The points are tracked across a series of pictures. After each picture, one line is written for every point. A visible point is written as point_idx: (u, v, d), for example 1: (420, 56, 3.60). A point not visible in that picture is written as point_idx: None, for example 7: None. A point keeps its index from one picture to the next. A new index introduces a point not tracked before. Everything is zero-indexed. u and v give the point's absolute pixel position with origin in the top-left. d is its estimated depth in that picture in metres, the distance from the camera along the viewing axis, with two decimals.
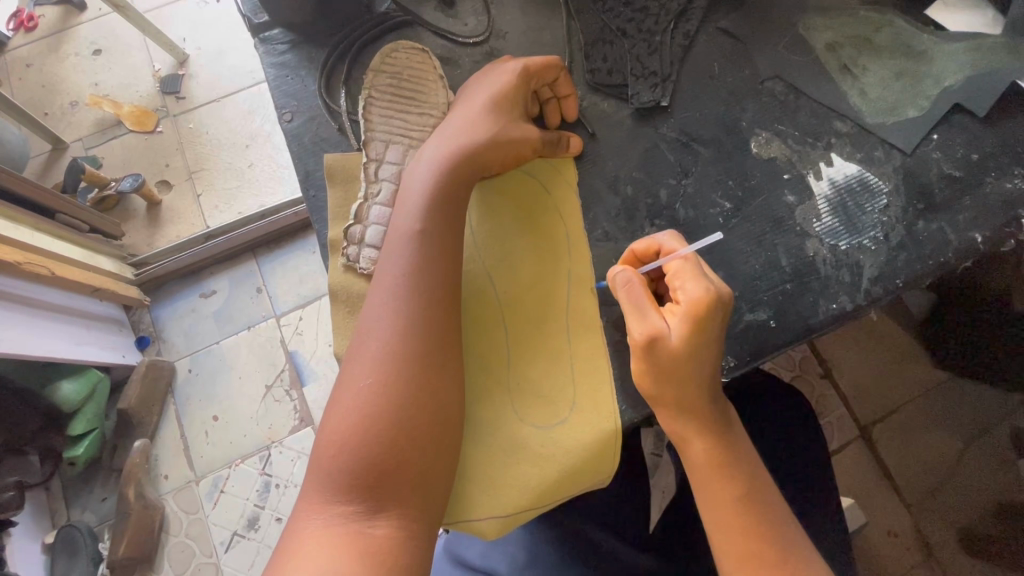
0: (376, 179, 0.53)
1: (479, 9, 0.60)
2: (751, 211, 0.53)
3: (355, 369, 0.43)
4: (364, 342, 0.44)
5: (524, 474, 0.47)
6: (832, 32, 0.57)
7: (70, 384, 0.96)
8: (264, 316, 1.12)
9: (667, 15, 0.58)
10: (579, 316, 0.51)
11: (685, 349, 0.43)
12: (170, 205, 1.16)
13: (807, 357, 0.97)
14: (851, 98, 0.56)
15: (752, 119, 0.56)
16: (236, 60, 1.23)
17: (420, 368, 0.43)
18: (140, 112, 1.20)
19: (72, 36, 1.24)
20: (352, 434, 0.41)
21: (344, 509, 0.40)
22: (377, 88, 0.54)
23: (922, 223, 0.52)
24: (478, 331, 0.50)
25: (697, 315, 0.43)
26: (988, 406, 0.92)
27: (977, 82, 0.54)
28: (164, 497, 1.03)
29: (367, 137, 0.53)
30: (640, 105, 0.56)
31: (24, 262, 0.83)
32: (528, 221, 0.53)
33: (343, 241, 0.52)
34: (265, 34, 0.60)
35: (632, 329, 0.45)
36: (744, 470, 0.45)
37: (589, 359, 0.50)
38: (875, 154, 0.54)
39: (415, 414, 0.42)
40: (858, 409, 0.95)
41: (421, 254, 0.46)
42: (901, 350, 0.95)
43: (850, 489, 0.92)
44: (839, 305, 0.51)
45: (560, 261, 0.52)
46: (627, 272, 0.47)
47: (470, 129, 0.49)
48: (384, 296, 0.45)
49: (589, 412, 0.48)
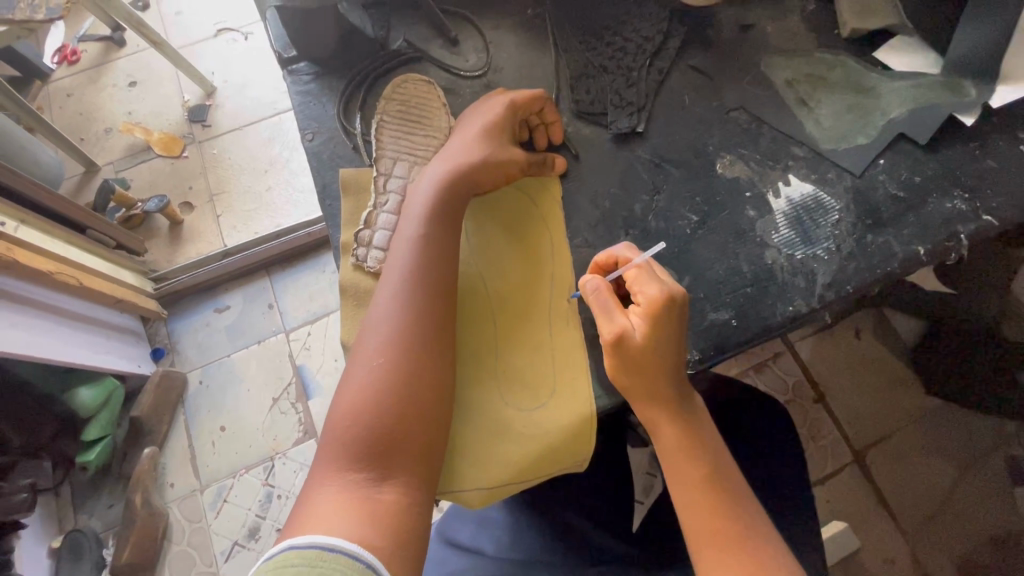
0: (384, 191, 0.60)
1: (480, 47, 0.69)
2: (716, 223, 0.60)
3: (364, 352, 0.49)
4: (373, 329, 0.50)
5: (511, 453, 0.52)
6: (791, 70, 0.65)
7: (88, 391, 1.11)
8: (274, 330, 1.28)
9: (644, 54, 0.66)
10: (560, 313, 0.57)
11: (652, 343, 0.48)
12: (191, 224, 1.35)
13: (802, 383, 1.18)
14: (806, 126, 0.63)
15: (718, 144, 0.63)
16: (258, 93, 1.44)
17: (420, 351, 0.49)
18: (168, 138, 1.40)
19: (111, 68, 1.48)
20: (362, 410, 0.47)
21: (355, 476, 0.46)
22: (389, 113, 0.62)
23: (871, 236, 0.58)
24: (471, 323, 0.56)
25: (654, 314, 0.48)
26: (984, 435, 1.10)
27: (920, 114, 0.61)
28: (168, 505, 1.16)
29: (377, 155, 0.61)
30: (618, 131, 0.63)
31: (56, 272, 1.01)
32: (516, 230, 0.60)
33: (353, 244, 0.59)
34: (293, 66, 0.68)
35: (602, 330, 0.50)
36: (709, 452, 0.50)
37: (569, 349, 0.55)
38: (828, 175, 0.61)
39: (416, 391, 0.48)
40: (851, 434, 1.14)
41: (425, 254, 0.52)
42: (897, 379, 1.15)
43: (847, 510, 1.10)
44: (795, 308, 0.56)
45: (544, 265, 0.59)
46: (597, 279, 0.52)
47: (465, 151, 0.56)
48: (390, 289, 0.51)
49: (568, 398, 0.54)
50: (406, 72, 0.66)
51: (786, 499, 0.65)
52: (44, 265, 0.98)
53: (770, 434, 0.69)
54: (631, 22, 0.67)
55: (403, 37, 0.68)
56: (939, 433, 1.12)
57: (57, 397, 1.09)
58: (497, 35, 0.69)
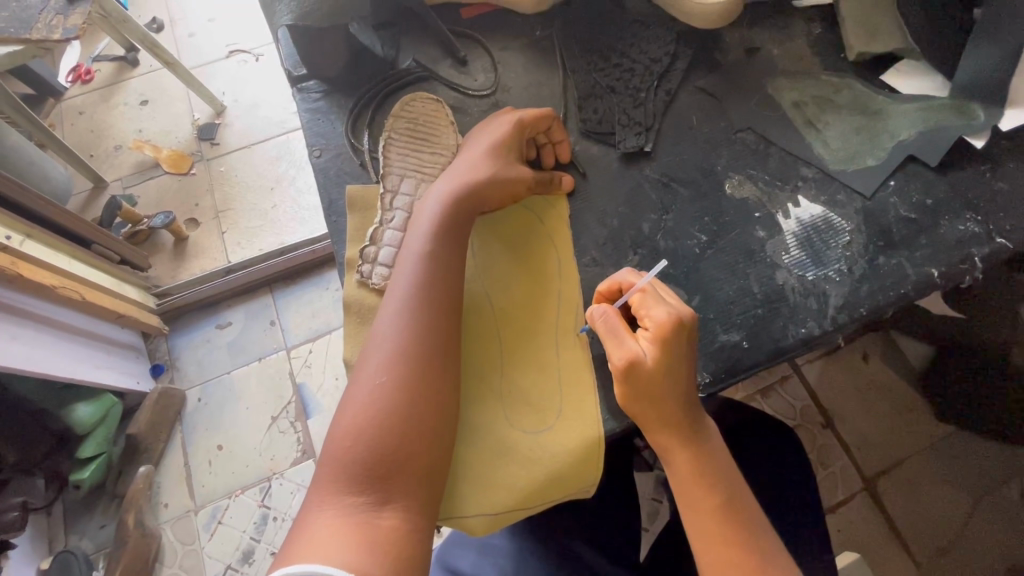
0: (391, 208, 0.60)
1: (488, 67, 0.69)
2: (725, 243, 0.59)
3: (366, 370, 0.48)
4: (376, 346, 0.49)
5: (515, 477, 0.50)
6: (798, 93, 0.65)
7: (86, 407, 1.11)
8: (275, 348, 1.27)
9: (651, 76, 0.66)
10: (567, 332, 0.56)
11: (662, 368, 0.47)
12: (196, 240, 1.35)
13: (810, 408, 1.16)
14: (815, 147, 0.62)
15: (726, 164, 0.62)
16: (267, 112, 1.46)
17: (424, 369, 0.48)
18: (177, 156, 1.41)
19: (124, 87, 1.51)
20: (363, 430, 0.46)
21: (354, 500, 0.44)
22: (398, 130, 0.62)
23: (882, 258, 0.57)
24: (475, 341, 0.55)
25: (664, 337, 0.46)
26: (999, 466, 1.08)
27: (929, 136, 0.61)
28: (161, 526, 1.13)
29: (384, 171, 0.61)
30: (625, 150, 0.63)
31: (61, 287, 1.01)
32: (521, 249, 0.59)
33: (358, 260, 0.59)
34: (302, 84, 0.69)
35: (612, 356, 0.49)
36: (723, 479, 0.48)
37: (575, 369, 0.54)
38: (838, 197, 0.60)
39: (419, 411, 0.47)
40: (862, 462, 1.12)
41: (430, 270, 0.52)
42: (907, 405, 1.14)
43: (860, 541, 1.07)
44: (808, 330, 0.55)
45: (550, 283, 0.58)
46: (603, 306, 0.51)
47: (472, 168, 0.56)
48: (394, 306, 0.50)
49: (575, 419, 0.52)
50: (414, 92, 0.66)
51: (799, 528, 0.63)
52: (49, 280, 0.99)
53: (779, 461, 0.67)
54: (639, 44, 0.68)
55: (412, 57, 0.69)
56: (953, 462, 1.10)
57: (54, 412, 1.07)
58: (505, 55, 0.70)
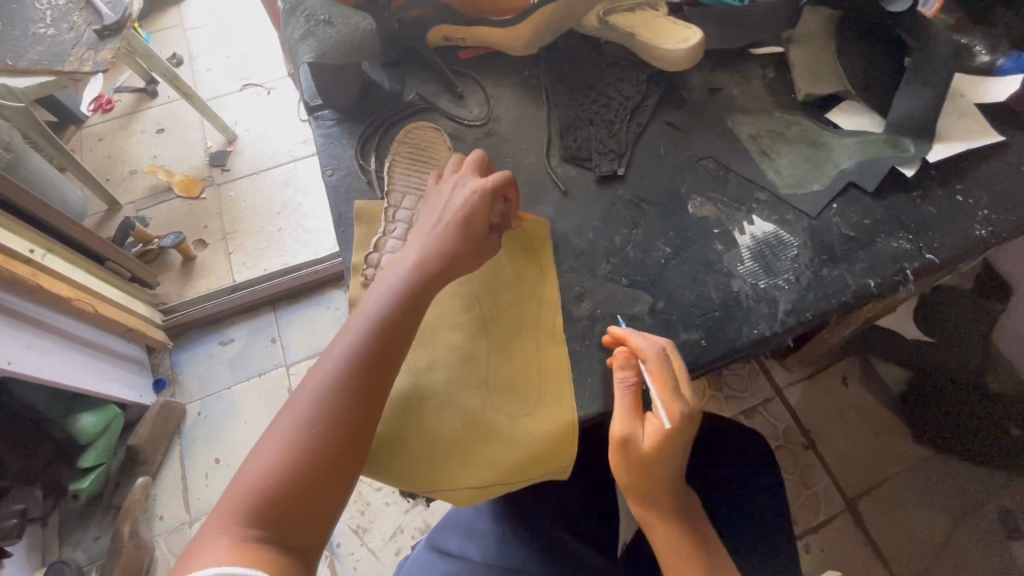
0: (393, 220, 0.67)
1: (482, 101, 0.78)
2: (688, 254, 0.67)
3: (301, 415, 0.50)
4: (319, 387, 0.51)
5: (500, 456, 0.56)
6: (753, 127, 0.75)
7: (91, 416, 1.14)
8: (276, 364, 1.33)
9: (625, 110, 0.75)
10: (550, 328, 0.63)
11: (655, 451, 0.54)
12: (204, 259, 1.43)
13: (791, 428, 1.22)
14: (768, 173, 0.71)
15: (690, 188, 0.71)
16: (275, 141, 1.56)
17: (354, 424, 0.51)
18: (189, 180, 1.50)
19: (142, 117, 1.62)
20: (280, 468, 0.48)
21: (249, 532, 0.46)
22: (400, 156, 0.70)
23: (827, 270, 0.65)
24: (464, 335, 0.62)
25: (666, 431, 0.53)
26: (972, 490, 1.14)
27: (867, 165, 0.70)
28: (155, 538, 1.16)
29: (388, 189, 0.68)
30: (600, 174, 0.72)
31: (75, 299, 1.08)
32: (507, 258, 0.66)
33: (364, 265, 0.66)
34: (318, 113, 0.78)
35: (614, 428, 0.55)
36: (700, 550, 0.56)
37: (557, 361, 0.61)
38: (788, 216, 0.68)
39: (338, 461, 0.49)
40: (844, 482, 1.17)
41: (385, 333, 0.54)
42: (884, 427, 1.20)
43: (839, 558, 1.10)
44: (759, 331, 0.62)
45: (536, 286, 0.65)
46: (620, 377, 0.56)
47: (445, 226, 0.59)
48: (342, 358, 0.52)
49: (553, 405, 0.59)
50: (416, 121, 0.75)
51: None
52: (64, 291, 1.05)
53: None
54: (614, 84, 0.77)
55: (417, 91, 0.78)
56: (928, 483, 1.15)
57: (60, 421, 1.12)
58: (498, 91, 0.79)
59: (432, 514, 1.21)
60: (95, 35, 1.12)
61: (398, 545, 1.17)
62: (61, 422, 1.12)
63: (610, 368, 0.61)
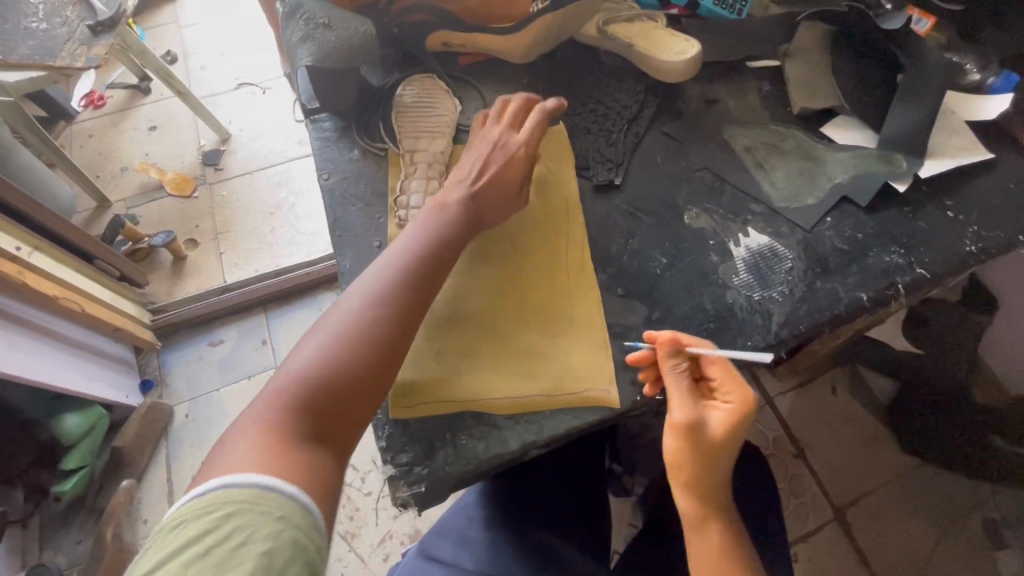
0: (411, 163, 0.71)
1: (480, 107, 0.78)
2: (683, 265, 0.67)
3: (340, 326, 0.53)
4: (358, 304, 0.55)
5: (540, 370, 0.61)
6: (749, 139, 0.75)
7: (74, 417, 1.13)
8: (265, 366, 1.32)
9: (622, 120, 0.76)
10: (575, 258, 0.67)
11: (723, 437, 0.55)
12: (195, 258, 1.41)
13: (781, 437, 1.23)
14: (763, 186, 0.72)
15: (686, 198, 0.71)
16: (270, 140, 1.56)
17: (390, 337, 0.54)
18: (181, 179, 1.49)
19: (134, 114, 1.60)
20: (320, 366, 0.51)
21: (286, 424, 0.48)
22: (410, 164, 0.71)
23: (820, 283, 0.65)
24: (494, 266, 0.67)
25: (738, 416, 0.55)
26: (956, 500, 1.15)
27: (860, 180, 0.70)
28: (140, 542, 1.14)
29: (400, 137, 0.73)
30: (597, 183, 0.72)
31: (62, 298, 1.06)
32: (535, 198, 0.71)
33: (395, 208, 0.70)
34: (315, 117, 0.78)
35: (679, 411, 0.56)
36: (742, 549, 0.57)
37: (583, 288, 0.66)
38: (782, 229, 0.69)
39: (370, 369, 0.52)
40: (832, 491, 1.17)
41: (422, 260, 0.58)
42: (872, 436, 1.22)
43: (827, 567, 1.11)
44: (754, 343, 0.63)
45: (559, 222, 0.70)
46: (680, 363, 0.57)
47: (479, 172, 0.65)
48: (384, 276, 0.57)
49: (584, 327, 0.64)
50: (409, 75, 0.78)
51: None
52: (52, 289, 1.04)
53: None
54: (612, 93, 0.78)
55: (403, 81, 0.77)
56: (914, 492, 1.16)
57: (43, 422, 1.09)
58: (496, 98, 0.79)
59: (421, 520, 1.19)
60: (88, 31, 1.11)
61: (387, 552, 1.16)
62: (44, 423, 1.09)
63: (606, 377, 0.61)
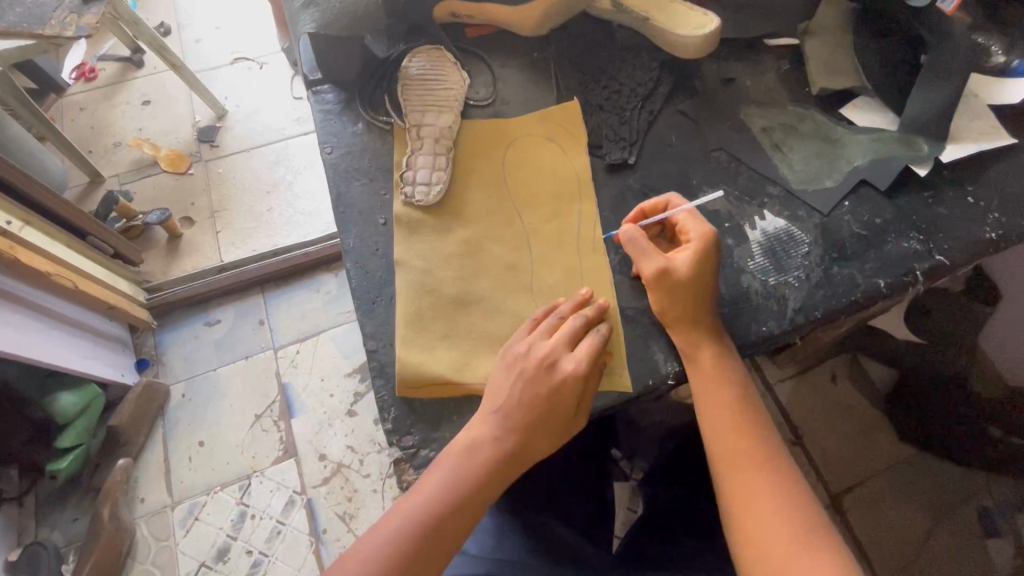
0: (419, 137, 0.69)
1: (488, 82, 0.75)
2: None
3: (401, 521, 0.54)
4: (421, 500, 0.54)
5: None
6: (766, 120, 0.73)
7: (69, 395, 1.10)
8: (264, 346, 1.30)
9: (637, 97, 0.73)
10: (589, 240, 0.66)
11: (692, 271, 0.58)
12: (191, 236, 1.38)
13: (782, 426, 1.22)
14: (780, 168, 0.70)
15: (701, 180, 0.69)
16: (267, 118, 1.51)
17: (439, 542, 0.53)
18: (175, 155, 1.45)
19: (126, 87, 1.55)
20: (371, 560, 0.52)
21: None
22: (416, 139, 0.69)
23: (836, 268, 0.64)
24: (506, 245, 0.65)
25: (702, 248, 0.58)
26: (953, 489, 1.15)
27: (880, 164, 0.68)
28: (136, 520, 1.14)
29: (407, 110, 0.70)
30: (610, 162, 0.69)
31: (55, 274, 1.04)
32: (550, 177, 0.69)
33: (401, 183, 0.67)
34: (317, 88, 0.75)
35: (646, 266, 0.59)
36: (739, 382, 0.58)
37: (597, 270, 0.64)
38: (800, 213, 0.67)
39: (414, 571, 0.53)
40: (831, 480, 1.18)
41: (485, 472, 0.55)
42: (872, 425, 1.21)
43: None
44: (768, 329, 0.61)
45: (573, 202, 0.68)
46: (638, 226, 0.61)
47: (555, 347, 0.57)
48: (446, 479, 0.54)
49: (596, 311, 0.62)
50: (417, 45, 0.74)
51: None
52: (44, 265, 1.01)
53: None
54: (626, 69, 0.75)
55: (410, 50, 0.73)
56: (911, 481, 1.17)
57: (37, 400, 1.07)
58: (505, 72, 0.76)
59: None
60: None
61: None
62: (38, 401, 1.07)
63: (617, 361, 0.59)
